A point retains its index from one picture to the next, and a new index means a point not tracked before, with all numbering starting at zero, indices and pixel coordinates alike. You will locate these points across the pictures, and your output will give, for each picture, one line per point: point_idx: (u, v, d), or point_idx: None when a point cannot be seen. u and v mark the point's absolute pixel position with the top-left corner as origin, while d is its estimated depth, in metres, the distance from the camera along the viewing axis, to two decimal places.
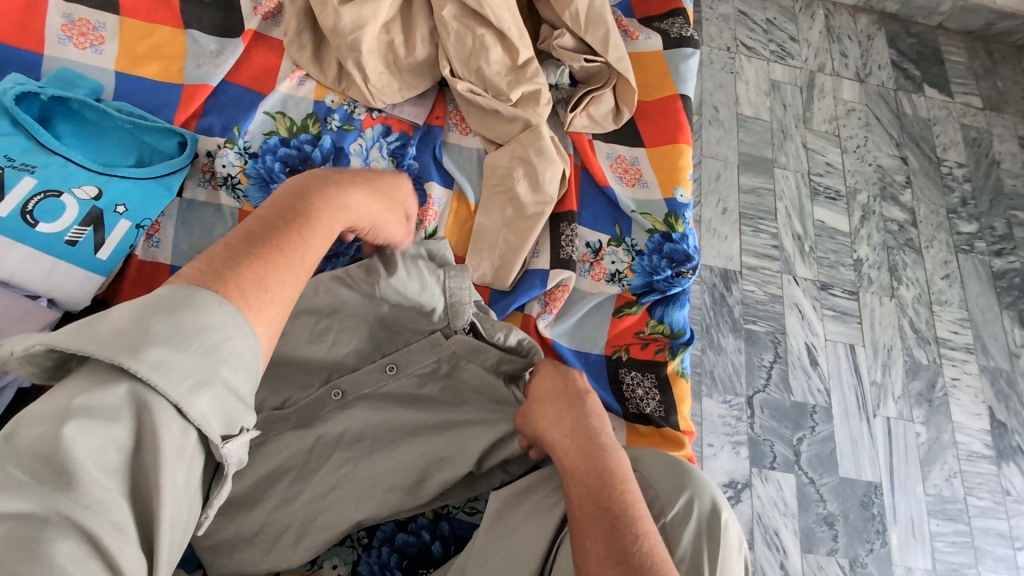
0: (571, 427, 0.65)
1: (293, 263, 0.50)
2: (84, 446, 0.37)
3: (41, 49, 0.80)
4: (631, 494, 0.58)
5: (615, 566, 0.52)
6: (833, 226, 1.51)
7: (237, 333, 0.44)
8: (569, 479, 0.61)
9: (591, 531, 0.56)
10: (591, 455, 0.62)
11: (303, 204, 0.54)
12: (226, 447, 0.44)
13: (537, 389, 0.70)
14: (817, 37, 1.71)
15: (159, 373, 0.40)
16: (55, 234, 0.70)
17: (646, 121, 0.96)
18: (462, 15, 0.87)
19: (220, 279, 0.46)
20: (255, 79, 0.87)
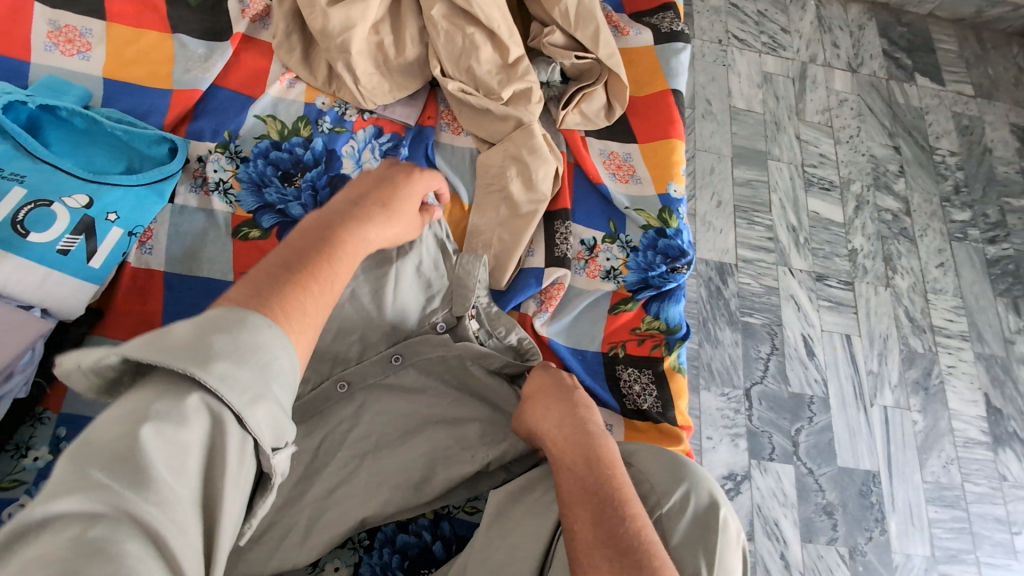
0: (562, 419, 0.66)
1: (329, 285, 0.49)
2: (157, 448, 0.36)
3: (27, 57, 0.79)
4: (621, 480, 0.58)
5: (603, 548, 0.52)
6: (827, 217, 1.51)
7: (286, 353, 0.43)
8: (559, 467, 0.61)
9: (581, 514, 0.55)
10: (582, 444, 0.62)
11: (336, 227, 0.54)
12: (276, 458, 0.42)
13: (528, 385, 0.71)
14: (809, 28, 1.71)
15: (224, 383, 0.39)
16: (46, 243, 0.69)
17: (637, 117, 0.96)
18: (452, 14, 0.86)
19: (264, 302, 0.44)
20: (245, 83, 0.87)
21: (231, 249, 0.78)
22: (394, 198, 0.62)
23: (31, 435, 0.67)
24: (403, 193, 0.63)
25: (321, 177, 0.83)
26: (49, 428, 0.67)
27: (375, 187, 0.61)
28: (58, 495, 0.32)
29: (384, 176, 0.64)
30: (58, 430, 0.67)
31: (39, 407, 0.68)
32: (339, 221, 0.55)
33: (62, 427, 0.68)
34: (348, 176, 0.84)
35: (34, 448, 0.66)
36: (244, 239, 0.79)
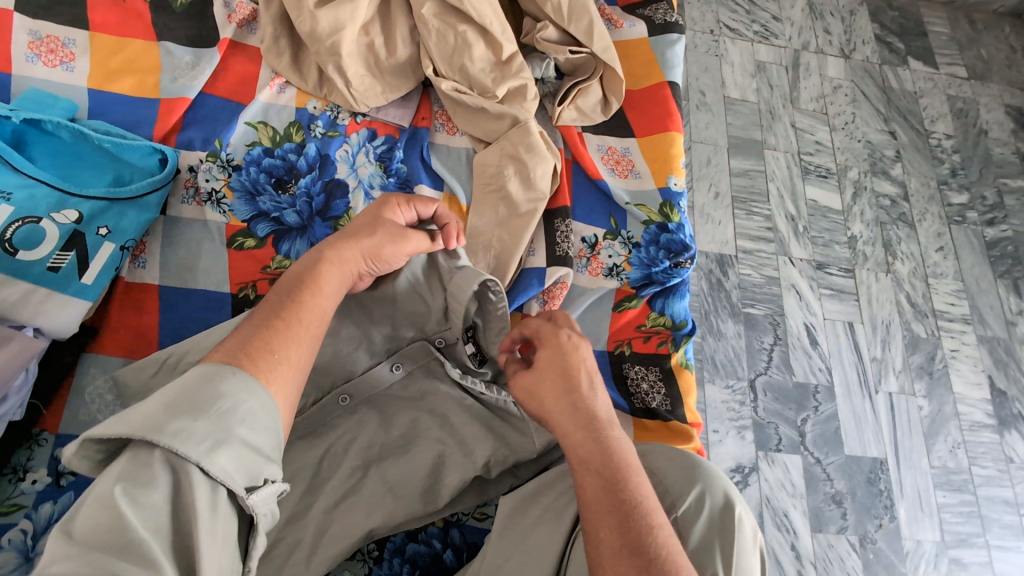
0: (580, 415, 0.59)
1: (302, 333, 0.56)
2: (127, 509, 0.41)
3: (8, 70, 0.77)
4: (643, 482, 0.55)
5: (629, 558, 0.51)
6: (825, 204, 1.50)
7: (250, 396, 0.49)
8: (579, 467, 0.57)
9: (604, 520, 0.53)
10: (600, 442, 0.58)
11: (305, 281, 0.60)
12: (252, 498, 0.47)
13: (538, 367, 0.63)
14: (800, 15, 1.69)
15: (179, 438, 0.44)
16: (36, 260, 0.67)
17: (634, 110, 0.95)
18: (442, 12, 0.85)
19: (235, 356, 0.51)
20: (234, 89, 0.85)
21: (226, 260, 0.77)
22: (362, 243, 0.65)
23: (28, 458, 0.65)
24: (369, 239, 0.66)
25: (316, 183, 0.82)
26: (47, 450, 0.66)
27: (337, 237, 0.65)
28: (48, 565, 0.38)
29: (353, 225, 0.67)
30: (56, 452, 0.66)
31: (36, 428, 0.67)
32: (309, 275, 0.61)
33: (61, 448, 0.66)
34: (343, 182, 0.83)
35: (32, 470, 0.65)
36: (239, 249, 0.78)
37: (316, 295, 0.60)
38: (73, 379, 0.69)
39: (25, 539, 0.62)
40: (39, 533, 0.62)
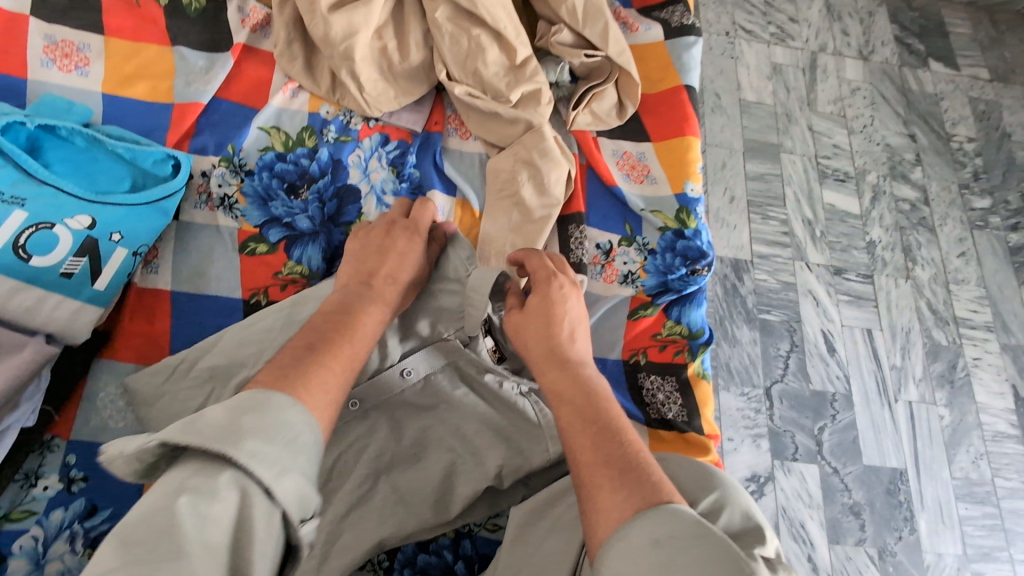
0: (559, 358, 0.65)
1: (345, 368, 0.58)
2: (192, 520, 0.40)
3: (24, 74, 0.77)
4: (616, 407, 0.60)
5: (603, 466, 0.54)
6: (843, 209, 1.47)
7: (309, 428, 0.49)
8: (558, 402, 0.62)
9: (581, 440, 0.57)
10: (576, 378, 0.63)
11: (349, 315, 0.63)
12: (303, 529, 0.47)
13: (522, 318, 0.69)
14: (817, 17, 1.66)
15: (253, 458, 0.44)
16: (49, 267, 0.65)
17: (650, 115, 0.93)
18: (456, 15, 0.83)
19: (289, 382, 0.52)
20: (247, 94, 0.85)
21: (238, 265, 0.77)
22: (393, 277, 0.70)
23: (39, 464, 0.65)
24: (399, 269, 0.71)
25: (328, 189, 0.82)
26: (59, 456, 0.66)
27: (375, 269, 0.69)
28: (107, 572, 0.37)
29: (372, 241, 0.73)
30: (67, 459, 0.66)
31: (47, 434, 0.67)
32: (351, 311, 0.64)
33: (72, 454, 0.66)
34: (355, 187, 0.83)
35: (44, 477, 0.65)
36: (251, 255, 0.78)
37: (356, 332, 0.62)
38: (85, 385, 0.69)
39: (35, 546, 0.62)
40: (50, 540, 0.63)
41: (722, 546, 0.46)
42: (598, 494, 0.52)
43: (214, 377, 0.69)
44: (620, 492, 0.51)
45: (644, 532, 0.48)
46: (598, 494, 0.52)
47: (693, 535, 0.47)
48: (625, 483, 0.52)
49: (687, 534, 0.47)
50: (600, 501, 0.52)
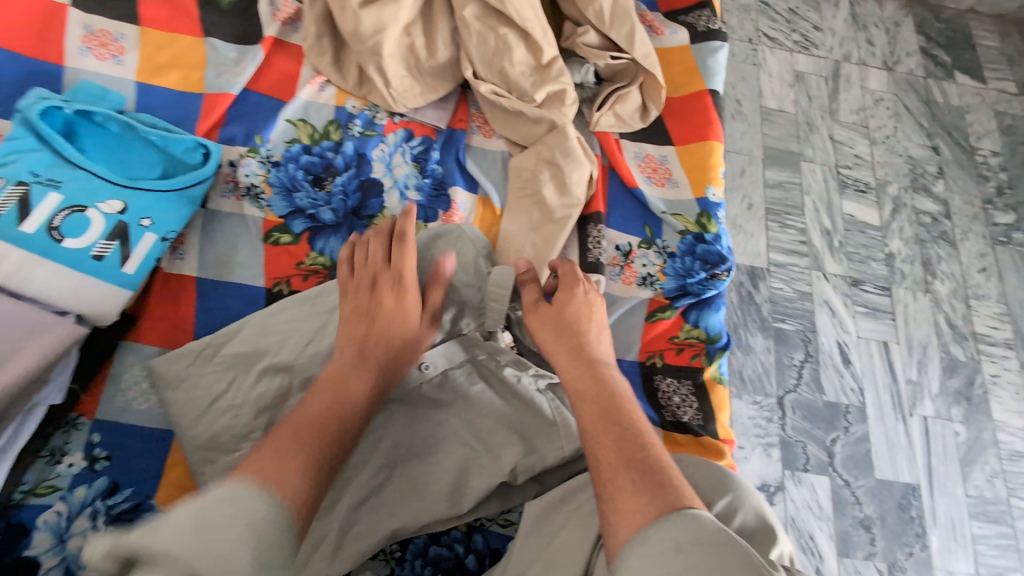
0: (585, 361, 0.67)
1: (326, 449, 0.60)
2: None
3: (61, 62, 0.79)
4: (638, 412, 0.62)
5: (625, 468, 0.55)
6: (863, 219, 1.46)
7: (269, 518, 0.51)
8: (581, 401, 0.63)
9: (603, 442, 0.59)
10: (599, 380, 0.65)
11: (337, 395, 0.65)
12: None
13: (549, 324, 0.71)
14: (842, 26, 1.65)
15: (195, 558, 0.46)
16: (82, 249, 0.66)
17: (673, 118, 0.93)
18: (484, 14, 0.84)
19: (269, 474, 0.54)
20: (276, 87, 0.86)
21: (262, 255, 0.78)
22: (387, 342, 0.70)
23: (65, 442, 0.67)
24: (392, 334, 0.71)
25: (352, 182, 0.83)
26: (85, 433, 0.67)
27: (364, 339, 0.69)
28: None
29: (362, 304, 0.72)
30: (91, 437, 0.68)
31: (73, 413, 0.68)
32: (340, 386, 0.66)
33: (97, 433, 0.68)
34: (379, 181, 0.84)
35: (69, 454, 0.67)
36: (275, 244, 0.79)
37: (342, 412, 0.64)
38: (110, 367, 0.70)
39: (59, 520, 0.64)
40: (73, 516, 0.65)
41: (745, 561, 0.48)
42: (620, 494, 0.53)
43: (238, 363, 0.71)
44: (641, 495, 0.53)
45: (666, 536, 0.49)
46: (619, 495, 0.54)
47: (715, 545, 0.48)
48: (646, 485, 0.54)
49: (709, 543, 0.48)
50: (621, 501, 0.53)
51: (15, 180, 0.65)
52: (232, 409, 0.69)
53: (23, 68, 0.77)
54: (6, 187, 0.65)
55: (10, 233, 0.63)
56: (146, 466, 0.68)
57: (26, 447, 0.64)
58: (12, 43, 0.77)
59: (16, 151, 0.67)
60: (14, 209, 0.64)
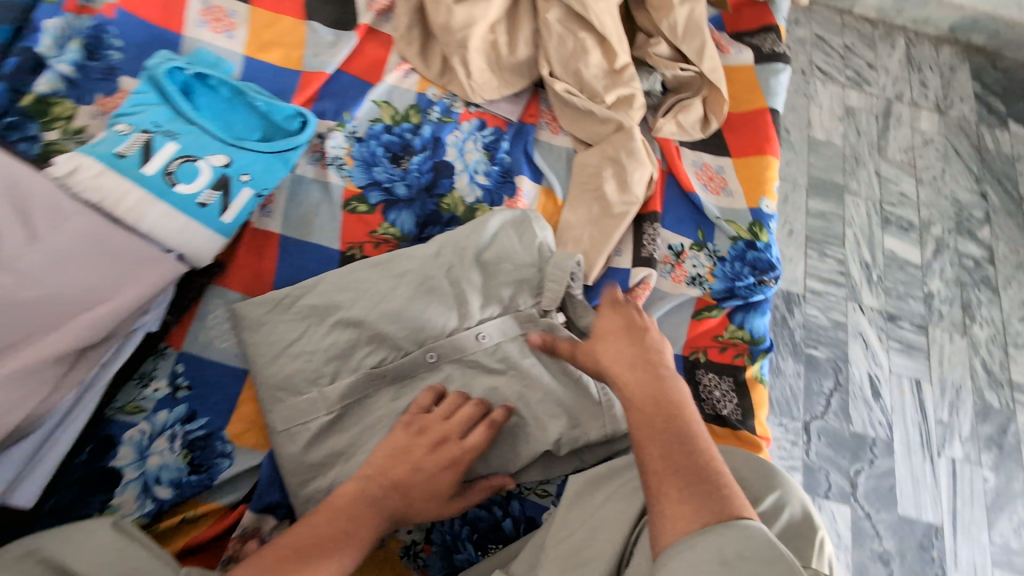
0: (633, 357, 0.65)
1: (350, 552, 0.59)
2: None
3: (180, 30, 0.86)
4: (692, 412, 0.60)
5: (672, 475, 0.54)
6: (903, 257, 1.46)
7: None
8: (630, 397, 0.61)
9: (651, 445, 0.57)
10: (651, 378, 0.63)
11: (348, 532, 0.61)
12: None
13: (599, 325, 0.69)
14: (896, 66, 1.66)
15: None
16: (189, 195, 0.72)
17: (732, 131, 0.97)
18: (566, 19, 0.90)
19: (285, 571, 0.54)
20: (365, 70, 0.93)
21: (340, 220, 0.84)
22: (416, 499, 0.66)
23: (154, 367, 0.74)
24: (425, 498, 0.67)
25: (426, 162, 0.89)
26: (171, 362, 0.74)
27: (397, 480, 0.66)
28: None
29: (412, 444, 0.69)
30: (176, 367, 0.74)
31: (162, 342, 0.75)
32: (353, 525, 0.62)
33: (181, 363, 0.74)
34: (451, 164, 0.89)
35: (156, 379, 0.73)
36: (352, 212, 0.85)
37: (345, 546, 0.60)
38: (198, 305, 0.77)
39: (142, 438, 0.71)
40: (154, 435, 0.71)
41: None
42: (668, 499, 0.53)
43: (313, 314, 0.76)
44: (687, 503, 0.52)
45: (713, 550, 0.48)
46: (665, 500, 0.53)
47: (765, 562, 0.48)
48: (695, 492, 0.53)
49: (758, 559, 0.48)
50: (668, 506, 0.53)
51: (140, 128, 0.73)
52: (304, 354, 0.75)
53: (147, 34, 0.84)
54: (133, 133, 0.72)
55: (132, 173, 0.70)
56: (223, 400, 0.75)
57: (125, 366, 0.71)
58: (140, 10, 0.85)
59: (142, 103, 0.74)
60: (138, 152, 0.71)
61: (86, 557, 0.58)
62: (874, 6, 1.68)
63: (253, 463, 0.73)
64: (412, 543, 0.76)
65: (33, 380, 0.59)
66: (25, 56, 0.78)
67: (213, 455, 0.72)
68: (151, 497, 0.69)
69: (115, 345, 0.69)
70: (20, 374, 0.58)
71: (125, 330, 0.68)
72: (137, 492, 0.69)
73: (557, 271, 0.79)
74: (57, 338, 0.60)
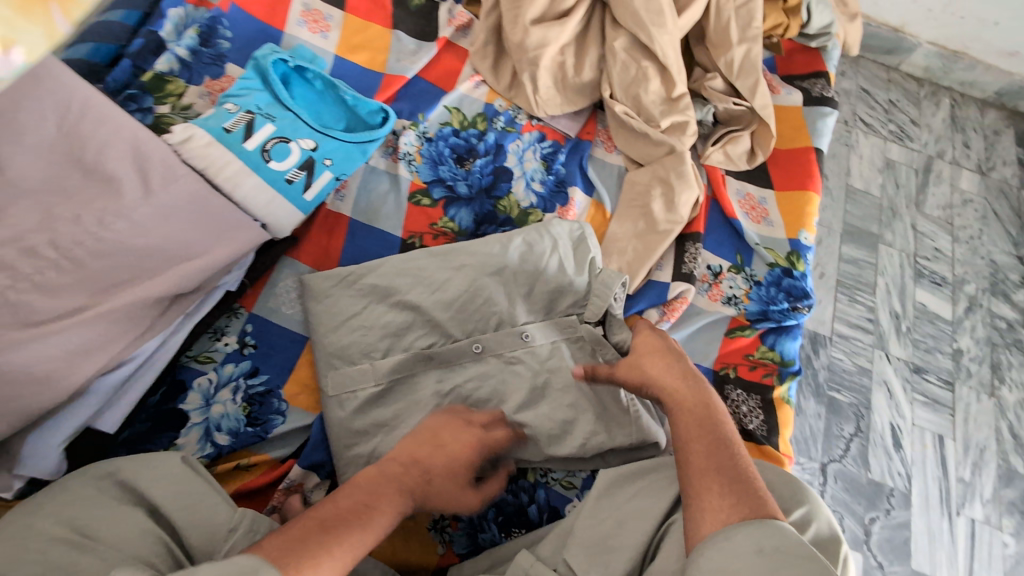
0: (681, 371, 0.73)
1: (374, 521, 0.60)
2: None
3: (283, 28, 0.96)
4: (731, 425, 0.68)
5: (714, 474, 0.61)
6: (934, 311, 1.46)
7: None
8: (677, 406, 0.69)
9: (695, 448, 0.65)
10: (696, 392, 0.71)
11: (365, 508, 0.60)
12: None
13: (639, 344, 0.76)
14: (940, 124, 1.67)
15: None
16: (280, 172, 0.80)
17: (777, 166, 1.02)
18: (631, 48, 0.97)
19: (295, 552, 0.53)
20: (440, 78, 1.01)
21: (404, 210, 0.91)
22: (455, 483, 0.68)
23: (227, 324, 0.81)
24: (445, 474, 0.68)
25: (488, 166, 0.95)
26: (242, 321, 0.81)
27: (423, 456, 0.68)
28: None
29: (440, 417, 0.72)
30: (246, 326, 0.81)
31: (236, 303, 0.82)
32: (372, 500, 0.61)
33: (250, 324, 0.81)
34: (510, 170, 0.96)
35: (227, 335, 0.80)
36: (416, 205, 0.92)
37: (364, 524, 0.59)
38: (271, 274, 0.84)
39: (209, 387, 0.77)
40: (220, 386, 0.77)
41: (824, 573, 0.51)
42: (710, 495, 0.60)
43: (373, 293, 0.82)
44: (727, 499, 0.59)
45: (749, 540, 0.54)
46: (706, 495, 0.60)
47: (800, 557, 0.53)
48: (735, 492, 0.60)
49: (794, 554, 0.53)
50: (709, 501, 0.59)
51: (245, 109, 0.82)
52: (362, 329, 0.80)
53: (254, 29, 0.94)
54: (239, 113, 0.81)
55: (235, 147, 0.79)
56: (283, 361, 0.81)
57: (203, 319, 0.78)
58: (251, 8, 0.96)
59: (249, 87, 0.84)
60: (242, 129, 0.80)
61: (159, 483, 0.65)
62: (921, 66, 1.69)
63: (305, 423, 0.79)
64: (440, 518, 0.80)
65: (132, 318, 0.67)
66: (149, 39, 0.89)
67: (269, 411, 0.78)
68: (211, 442, 0.75)
69: (199, 299, 0.76)
70: (126, 309, 0.66)
71: (211, 285, 0.76)
72: (199, 436, 0.75)
73: (602, 287, 0.85)
74: (159, 282, 0.68)
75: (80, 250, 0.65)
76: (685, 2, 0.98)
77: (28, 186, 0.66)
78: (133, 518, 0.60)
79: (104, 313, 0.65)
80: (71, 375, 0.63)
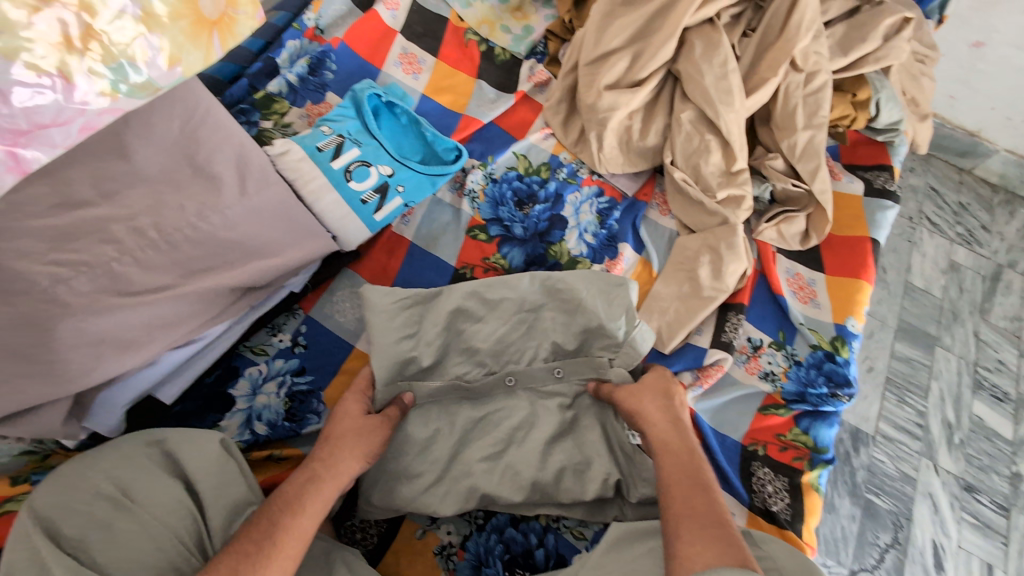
0: (672, 418, 0.77)
1: (325, 495, 0.67)
2: None
3: (381, 67, 1.07)
4: (712, 477, 0.70)
5: (688, 519, 0.63)
6: (993, 427, 1.38)
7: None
8: (663, 451, 0.73)
9: (675, 494, 0.67)
10: (683, 438, 0.75)
11: (287, 511, 0.63)
12: None
13: (644, 379, 0.82)
14: (1014, 234, 1.60)
15: None
16: (357, 193, 0.89)
17: (831, 251, 1.03)
18: (697, 120, 1.02)
19: (258, 550, 0.59)
20: (513, 126, 1.09)
21: (461, 243, 0.97)
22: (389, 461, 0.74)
23: (284, 322, 0.87)
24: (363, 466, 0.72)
25: (545, 212, 1.00)
26: (297, 321, 0.87)
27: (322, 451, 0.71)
28: None
29: (354, 406, 0.77)
30: (300, 326, 0.87)
31: (296, 305, 0.89)
32: (295, 502, 0.65)
33: (304, 325, 0.87)
34: (566, 219, 1.00)
35: (282, 331, 0.86)
36: (472, 238, 0.97)
37: (290, 528, 0.62)
38: (331, 281, 0.91)
39: (258, 376, 0.83)
40: (267, 377, 0.83)
41: None
42: (681, 540, 0.61)
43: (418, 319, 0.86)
44: (696, 543, 0.60)
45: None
46: (679, 540, 0.61)
47: None
48: (705, 536, 0.61)
49: None
50: (679, 546, 0.61)
51: (337, 134, 0.92)
52: None
53: (356, 65, 1.06)
54: (332, 136, 0.91)
55: (324, 165, 0.89)
56: (326, 363, 0.86)
57: (264, 315, 0.85)
58: (357, 46, 1.07)
59: (344, 115, 0.94)
60: (331, 151, 0.90)
61: (197, 460, 0.67)
62: (997, 172, 1.64)
63: None
64: (448, 544, 0.80)
65: (209, 301, 0.75)
66: (267, 64, 1.03)
67: (307, 410, 0.82)
68: (250, 429, 0.79)
69: (263, 297, 0.83)
70: (204, 293, 0.74)
71: (276, 286, 0.83)
72: (240, 421, 0.80)
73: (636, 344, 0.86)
74: (235, 273, 0.76)
75: (177, 235, 0.73)
76: (754, 86, 1.03)
77: (145, 174, 0.75)
78: (171, 488, 0.64)
79: (186, 294, 0.73)
80: (149, 343, 0.70)
